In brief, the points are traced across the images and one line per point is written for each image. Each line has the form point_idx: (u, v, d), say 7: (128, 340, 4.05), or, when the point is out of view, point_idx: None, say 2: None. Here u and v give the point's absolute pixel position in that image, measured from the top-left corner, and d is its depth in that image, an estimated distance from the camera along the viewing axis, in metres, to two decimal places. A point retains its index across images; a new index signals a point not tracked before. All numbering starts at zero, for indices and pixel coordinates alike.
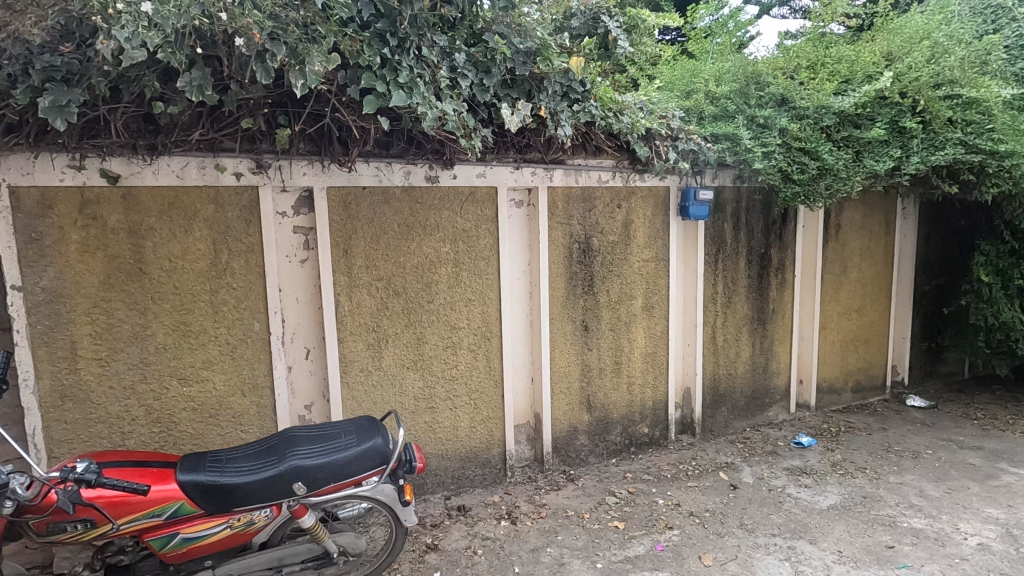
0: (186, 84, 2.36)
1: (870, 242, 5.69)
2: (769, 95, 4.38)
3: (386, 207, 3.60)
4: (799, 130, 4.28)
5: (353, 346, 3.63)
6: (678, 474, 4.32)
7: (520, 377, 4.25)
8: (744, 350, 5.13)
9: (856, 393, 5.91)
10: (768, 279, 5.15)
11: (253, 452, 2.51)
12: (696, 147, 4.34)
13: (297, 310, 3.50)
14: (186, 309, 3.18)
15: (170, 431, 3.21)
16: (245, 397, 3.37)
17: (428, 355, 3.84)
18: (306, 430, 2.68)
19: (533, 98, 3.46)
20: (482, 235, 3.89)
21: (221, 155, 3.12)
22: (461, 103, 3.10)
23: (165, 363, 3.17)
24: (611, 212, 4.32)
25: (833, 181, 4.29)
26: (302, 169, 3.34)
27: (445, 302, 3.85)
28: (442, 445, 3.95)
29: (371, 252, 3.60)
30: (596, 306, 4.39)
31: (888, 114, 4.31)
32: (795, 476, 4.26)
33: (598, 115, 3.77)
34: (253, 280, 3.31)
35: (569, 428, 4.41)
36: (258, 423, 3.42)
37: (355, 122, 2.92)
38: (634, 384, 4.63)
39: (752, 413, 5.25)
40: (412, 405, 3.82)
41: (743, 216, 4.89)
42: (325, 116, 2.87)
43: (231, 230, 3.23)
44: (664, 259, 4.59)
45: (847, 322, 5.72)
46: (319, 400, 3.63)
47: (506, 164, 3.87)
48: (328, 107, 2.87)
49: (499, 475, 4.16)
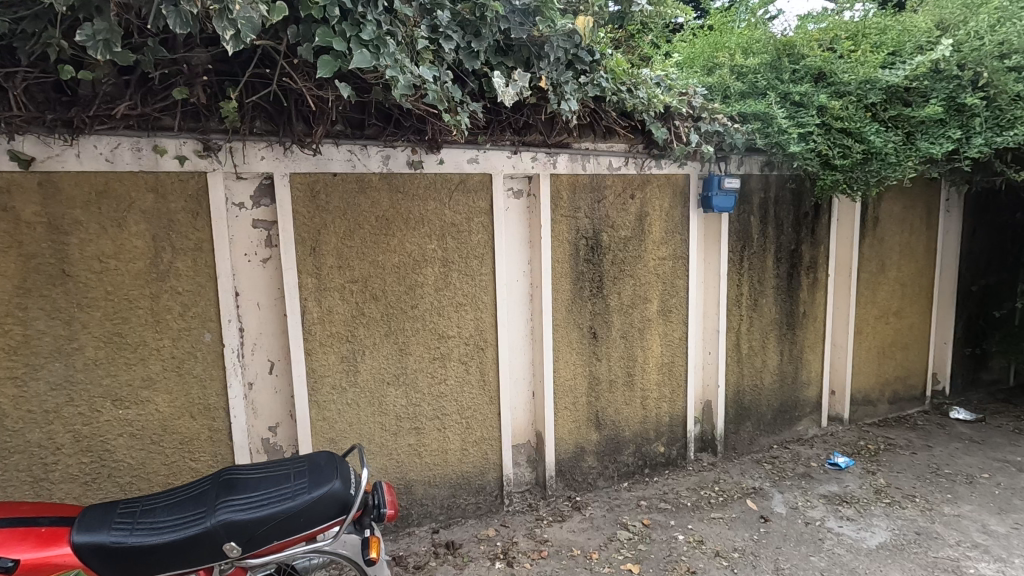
0: (87, 38, 1.90)
1: (911, 237, 5.12)
2: (805, 68, 3.84)
3: (361, 197, 3.09)
4: (841, 108, 3.70)
5: (324, 360, 3.13)
6: (699, 501, 3.79)
7: (519, 391, 3.75)
8: (772, 359, 4.59)
9: (893, 405, 5.35)
10: (799, 280, 4.59)
11: (178, 501, 2.00)
12: (722, 129, 3.83)
13: (259, 317, 3.03)
14: (121, 318, 2.69)
15: (105, 462, 2.73)
16: (195, 420, 2.88)
17: (412, 369, 3.34)
18: (249, 470, 2.16)
19: (532, 67, 2.93)
20: (474, 229, 3.38)
21: (160, 135, 2.63)
22: (443, 71, 2.59)
23: (97, 382, 2.67)
24: (623, 203, 3.79)
25: (881, 166, 3.72)
26: (260, 151, 2.84)
27: (432, 307, 3.34)
28: (429, 471, 3.45)
29: (344, 249, 3.09)
30: (606, 311, 3.86)
31: (944, 89, 3.74)
32: (834, 506, 3.73)
33: (608, 88, 3.28)
34: (203, 283, 2.82)
35: (575, 449, 3.90)
36: (211, 450, 2.93)
37: (311, 91, 2.37)
38: (649, 399, 4.11)
39: (780, 428, 4.71)
40: (394, 425, 3.33)
41: (772, 207, 4.34)
42: (275, 83, 2.34)
43: (175, 224, 2.73)
44: (683, 256, 4.06)
45: (884, 326, 5.16)
46: (286, 420, 3.16)
47: (502, 148, 3.36)
48: (276, 71, 2.31)
49: (495, 504, 3.65)
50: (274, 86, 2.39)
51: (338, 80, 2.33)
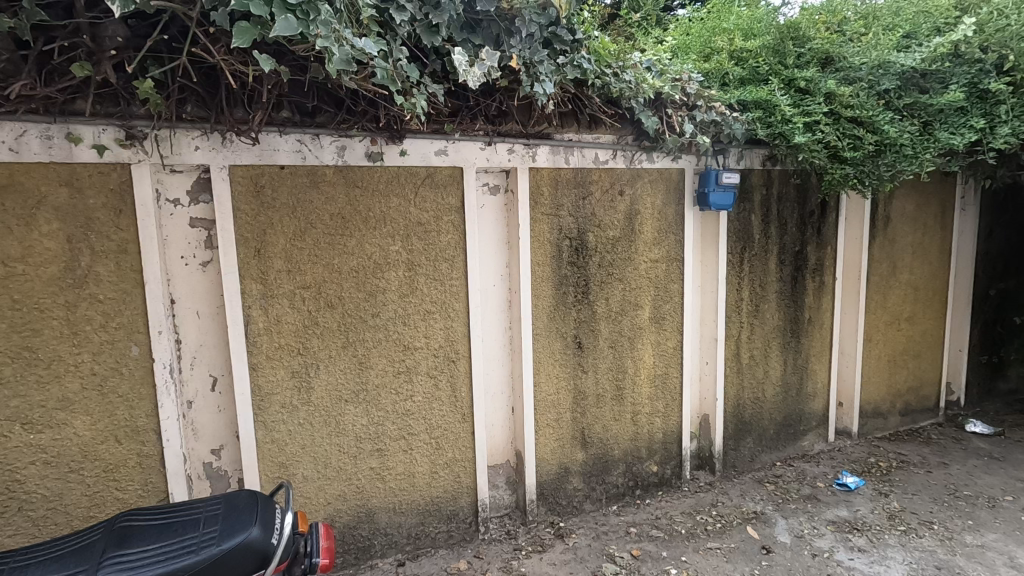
0: None
1: (924, 237, 4.77)
2: (810, 52, 3.52)
3: (314, 192, 2.75)
4: (851, 95, 3.36)
5: (272, 376, 2.79)
6: (694, 529, 3.45)
7: (496, 407, 3.42)
8: (774, 369, 4.24)
9: (905, 417, 4.99)
10: (804, 283, 4.24)
11: (60, 555, 1.67)
12: (719, 118, 3.47)
13: (198, 327, 2.70)
14: (31, 330, 2.33)
15: (14, 495, 2.37)
16: (121, 446, 2.54)
17: (374, 384, 3.00)
18: (154, 515, 1.83)
19: (502, 45, 2.60)
20: (443, 230, 3.05)
21: (73, 121, 2.29)
22: (396, 47, 2.26)
23: (3, 405, 2.32)
24: (611, 200, 3.45)
25: (896, 159, 3.35)
26: (193, 140, 2.50)
27: (397, 316, 3.01)
28: (394, 497, 3.11)
29: (293, 251, 2.75)
30: (592, 319, 3.51)
31: (965, 75, 3.39)
32: (843, 534, 3.38)
33: (590, 71, 2.94)
34: (129, 290, 2.48)
35: (559, 470, 3.56)
36: (140, 478, 2.59)
37: (233, 66, 2.05)
38: (640, 414, 3.76)
39: (784, 444, 4.36)
40: (354, 447, 2.99)
41: (774, 205, 4.00)
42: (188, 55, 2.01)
43: (94, 223, 2.39)
44: (677, 258, 3.71)
45: (895, 333, 4.81)
46: (231, 441, 2.84)
47: (474, 139, 3.03)
48: (189, 43, 1.98)
49: (469, 532, 3.32)
50: (186, 59, 2.06)
51: (255, 49, 1.99)
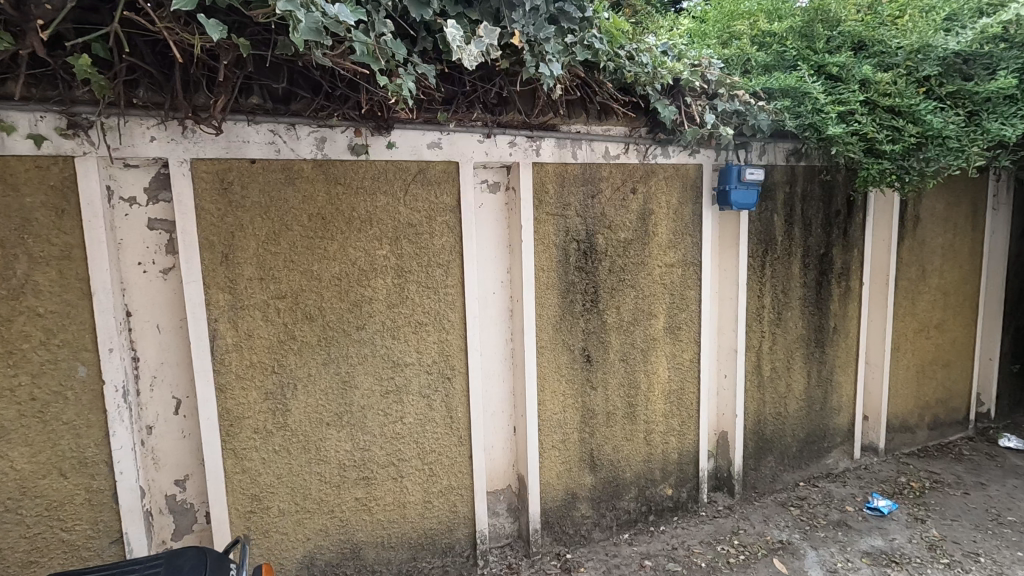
0: None
1: (955, 238, 4.45)
2: (841, 37, 3.22)
3: (289, 189, 2.43)
4: (888, 82, 3.04)
5: (243, 398, 2.46)
6: (715, 562, 3.13)
7: (497, 427, 3.09)
8: (798, 381, 3.92)
9: (934, 431, 4.66)
10: (829, 288, 3.92)
11: None
12: (743, 108, 3.16)
13: (159, 343, 2.37)
14: None
15: None
16: (66, 481, 2.21)
17: (359, 406, 2.67)
18: None
19: (503, 21, 2.29)
20: (437, 232, 2.73)
21: (3, 107, 1.96)
22: (379, 18, 1.94)
23: None
24: (622, 199, 3.12)
25: (939, 152, 3.03)
26: (148, 130, 2.18)
27: (385, 330, 2.68)
28: (383, 530, 2.79)
29: (266, 257, 2.42)
30: (602, 330, 3.18)
31: (1014, 59, 3.07)
32: (881, 568, 3.07)
33: (603, 52, 2.63)
34: (75, 302, 2.15)
35: (565, 496, 3.23)
36: (90, 517, 2.26)
37: (176, 36, 1.75)
38: (653, 433, 3.44)
39: (807, 462, 4.04)
40: (337, 477, 2.66)
41: (798, 205, 3.68)
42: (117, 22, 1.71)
43: (32, 224, 2.06)
44: (694, 262, 3.39)
45: (924, 341, 4.48)
46: (198, 471, 2.52)
47: (471, 130, 2.71)
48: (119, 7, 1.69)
49: (466, 566, 3.00)
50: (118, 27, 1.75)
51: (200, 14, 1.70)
